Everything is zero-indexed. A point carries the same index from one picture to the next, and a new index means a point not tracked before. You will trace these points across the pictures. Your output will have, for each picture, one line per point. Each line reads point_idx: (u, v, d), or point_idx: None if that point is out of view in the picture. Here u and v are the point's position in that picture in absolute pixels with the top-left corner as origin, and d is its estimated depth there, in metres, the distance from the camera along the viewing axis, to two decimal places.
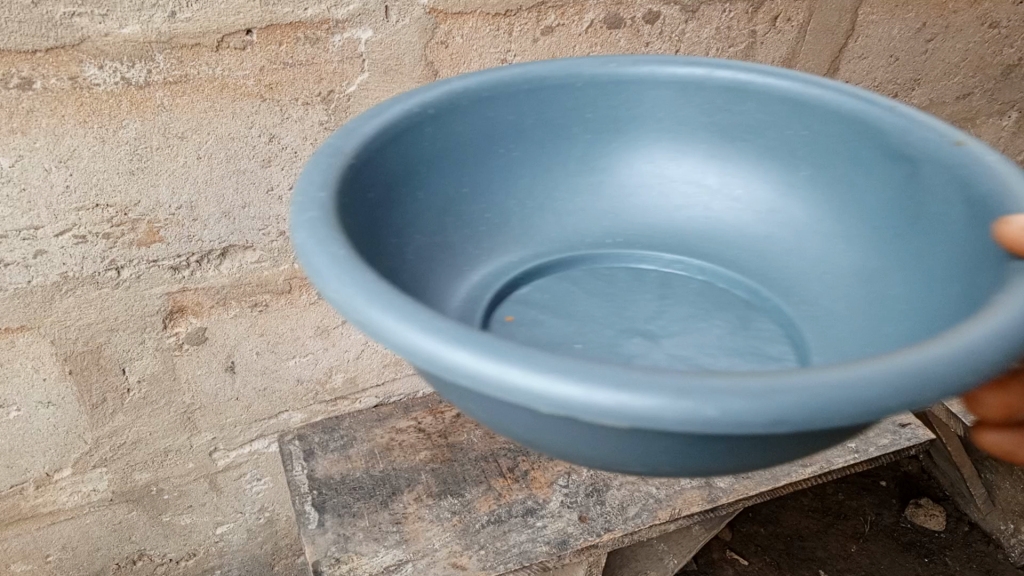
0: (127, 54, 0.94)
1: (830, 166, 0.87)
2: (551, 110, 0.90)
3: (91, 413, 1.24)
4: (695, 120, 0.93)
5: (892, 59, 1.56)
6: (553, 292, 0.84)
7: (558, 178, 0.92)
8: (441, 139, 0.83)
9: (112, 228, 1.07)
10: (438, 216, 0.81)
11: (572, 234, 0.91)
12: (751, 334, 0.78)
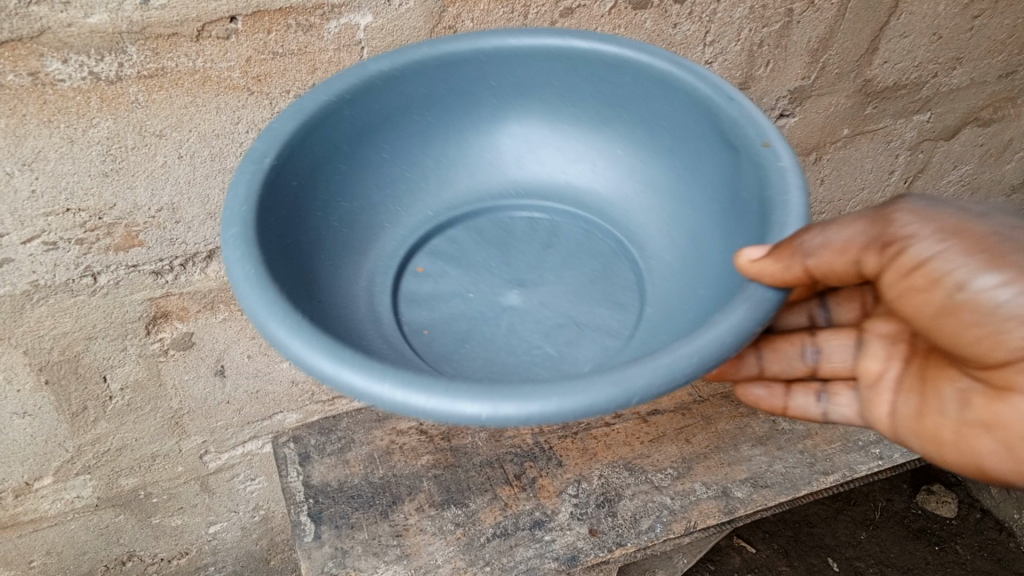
0: (95, 46, 0.83)
1: (685, 141, 0.86)
2: (451, 81, 0.89)
3: (71, 421, 1.16)
4: (585, 91, 0.91)
5: (935, 38, 1.44)
6: (459, 241, 0.89)
7: (465, 144, 0.93)
8: (355, 122, 0.84)
9: (86, 234, 0.97)
10: (349, 192, 0.85)
11: (481, 186, 0.94)
12: (608, 282, 0.84)
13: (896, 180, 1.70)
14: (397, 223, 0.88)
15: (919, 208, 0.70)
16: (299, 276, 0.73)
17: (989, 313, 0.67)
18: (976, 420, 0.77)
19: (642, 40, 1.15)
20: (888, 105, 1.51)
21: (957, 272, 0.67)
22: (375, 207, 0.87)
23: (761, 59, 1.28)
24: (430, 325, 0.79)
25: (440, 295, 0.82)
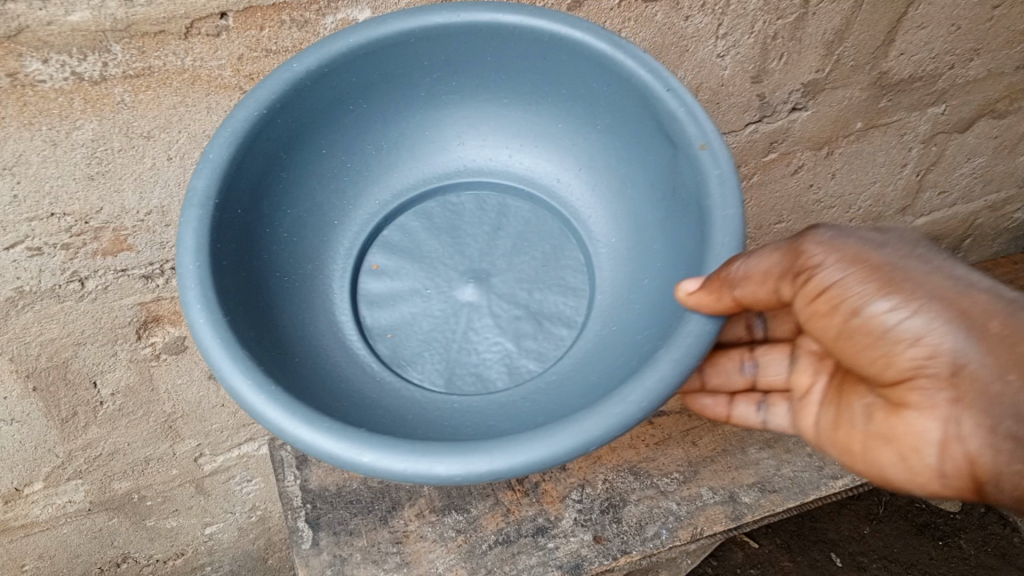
0: (78, 44, 0.78)
1: (626, 119, 0.84)
2: (387, 66, 0.83)
3: (61, 427, 1.12)
4: (527, 67, 0.86)
5: (954, 28, 1.39)
6: (413, 225, 0.87)
7: (408, 118, 0.89)
8: (288, 123, 0.79)
9: (72, 238, 0.93)
10: (297, 193, 0.83)
11: (428, 166, 0.91)
12: (559, 265, 0.84)
13: (908, 173, 1.66)
14: (353, 210, 0.87)
15: (832, 234, 0.71)
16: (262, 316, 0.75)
17: (882, 332, 0.68)
18: (879, 435, 0.75)
19: (652, 34, 1.11)
20: (903, 98, 1.47)
21: (854, 295, 0.68)
22: (326, 202, 0.85)
23: (774, 51, 1.23)
24: (394, 326, 0.81)
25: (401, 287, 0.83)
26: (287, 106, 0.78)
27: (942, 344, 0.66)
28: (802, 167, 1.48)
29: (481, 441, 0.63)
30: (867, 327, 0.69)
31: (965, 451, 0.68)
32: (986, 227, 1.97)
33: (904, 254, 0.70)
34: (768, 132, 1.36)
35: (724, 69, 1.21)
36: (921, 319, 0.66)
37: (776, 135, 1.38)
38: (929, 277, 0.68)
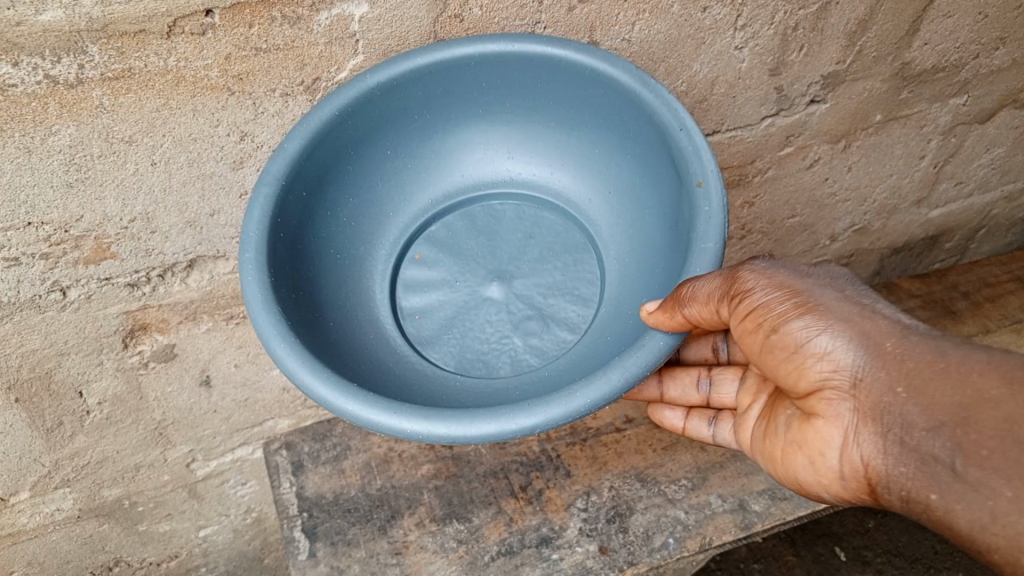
0: (50, 46, 0.73)
1: (649, 154, 0.87)
2: (452, 83, 0.88)
3: (47, 437, 1.08)
4: (578, 93, 0.89)
5: (980, 17, 1.33)
6: (454, 228, 0.93)
7: (464, 131, 0.94)
8: (355, 125, 0.85)
9: (51, 248, 0.88)
10: (352, 188, 0.88)
11: (485, 171, 0.96)
12: (576, 274, 0.89)
13: (926, 165, 1.60)
14: (401, 209, 0.93)
15: (769, 266, 0.77)
16: (309, 287, 0.81)
17: (793, 348, 0.73)
18: (797, 442, 0.79)
19: (668, 26, 1.04)
20: (925, 89, 1.40)
21: (771, 314, 0.73)
22: (380, 197, 0.91)
23: (795, 43, 1.17)
24: (420, 314, 0.87)
25: (431, 284, 0.89)
26: (356, 113, 0.84)
27: (846, 362, 0.71)
28: (819, 161, 1.42)
29: (448, 411, 0.70)
30: (784, 344, 0.74)
31: (861, 456, 0.71)
32: (1002, 219, 1.90)
33: (828, 288, 0.76)
34: (785, 126, 1.30)
35: (741, 62, 1.15)
36: (829, 339, 0.71)
37: (793, 128, 1.32)
38: (840, 304, 0.74)
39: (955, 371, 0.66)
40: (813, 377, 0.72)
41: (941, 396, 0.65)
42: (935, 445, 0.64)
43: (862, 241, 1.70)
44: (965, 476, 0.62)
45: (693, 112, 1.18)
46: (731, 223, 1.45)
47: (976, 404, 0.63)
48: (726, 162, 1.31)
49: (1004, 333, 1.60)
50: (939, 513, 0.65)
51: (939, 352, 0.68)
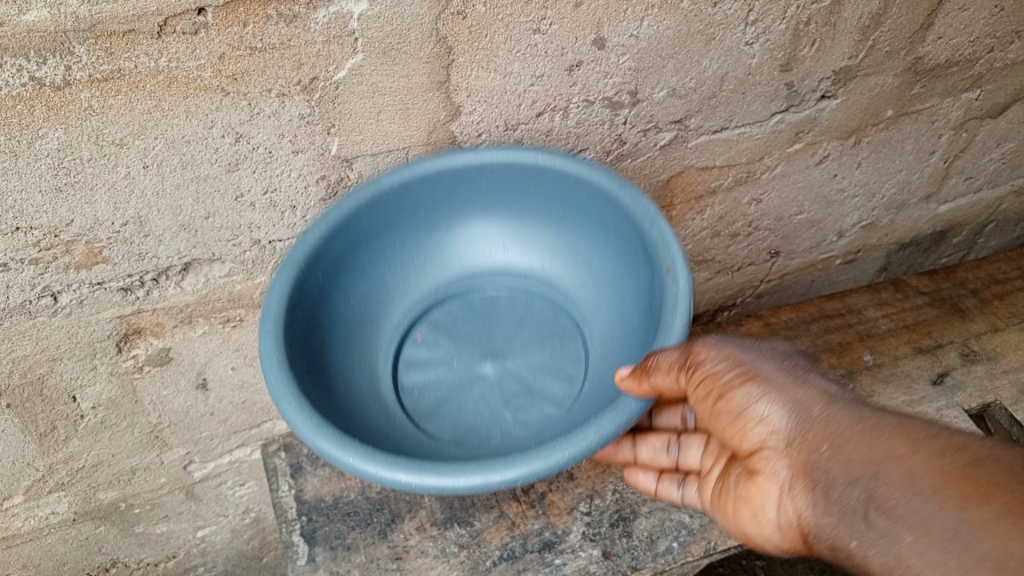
0: (35, 47, 0.70)
1: (627, 251, 0.98)
2: (454, 186, 1.00)
3: (40, 441, 1.05)
4: (565, 196, 1.01)
5: (996, 10, 1.30)
6: (453, 314, 1.05)
7: (463, 224, 1.06)
8: (369, 224, 0.97)
9: (40, 253, 0.85)
10: (364, 276, 1.00)
11: (482, 261, 1.08)
12: (560, 358, 1.01)
13: (936, 160, 1.57)
14: (406, 293, 1.05)
15: (719, 338, 0.83)
16: (323, 359, 0.92)
17: (736, 412, 0.78)
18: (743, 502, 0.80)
19: (676, 22, 1.01)
20: (937, 84, 1.37)
21: (718, 382, 0.79)
22: (389, 285, 1.03)
23: (807, 38, 1.13)
24: (419, 389, 0.99)
25: (431, 363, 1.02)
26: (370, 210, 0.95)
27: (782, 426, 0.76)
28: (828, 157, 1.39)
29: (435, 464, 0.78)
30: (729, 409, 0.78)
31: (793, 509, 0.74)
32: (1011, 213, 1.87)
33: (771, 360, 0.81)
34: (794, 122, 1.27)
35: (752, 58, 1.11)
36: (769, 408, 0.76)
37: (803, 125, 1.29)
38: (778, 376, 0.79)
39: (867, 431, 0.72)
40: (754, 439, 0.77)
41: (857, 453, 0.71)
42: (851, 496, 0.70)
43: (870, 236, 1.67)
44: (876, 525, 0.67)
45: (701, 109, 1.15)
46: (738, 220, 1.41)
47: (883, 461, 0.69)
48: (734, 158, 1.27)
49: (1013, 332, 1.57)
50: (858, 560, 0.69)
51: (857, 415, 0.73)
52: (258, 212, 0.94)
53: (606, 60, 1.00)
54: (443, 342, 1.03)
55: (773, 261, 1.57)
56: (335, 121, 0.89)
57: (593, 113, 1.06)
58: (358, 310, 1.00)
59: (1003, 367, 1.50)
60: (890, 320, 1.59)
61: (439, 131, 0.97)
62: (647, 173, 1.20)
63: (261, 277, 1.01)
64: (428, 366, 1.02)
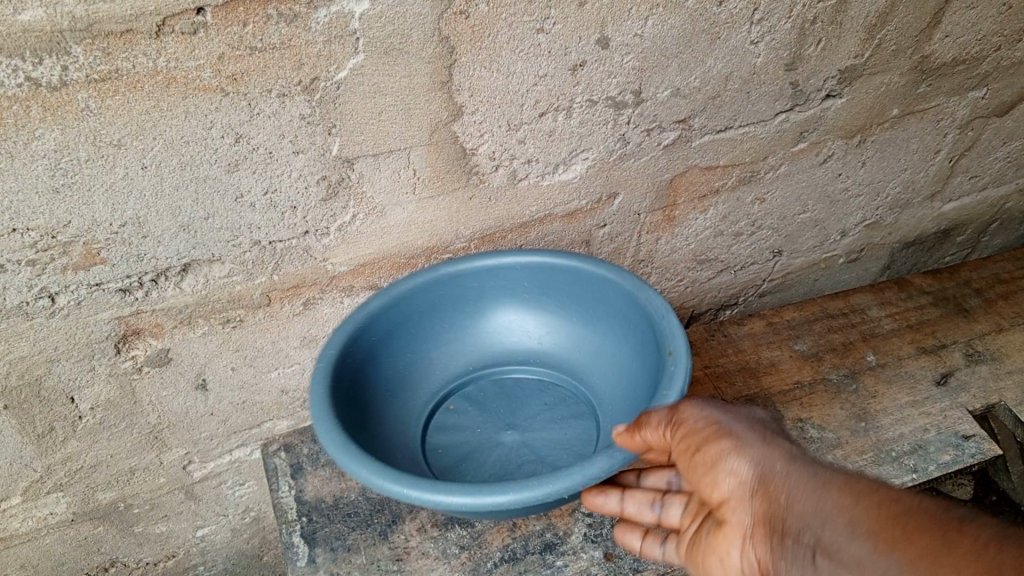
0: (31, 47, 0.69)
1: (641, 349, 1.02)
2: (497, 275, 1.10)
3: (38, 442, 1.05)
4: (592, 292, 1.09)
5: (1004, 8, 1.29)
6: (486, 392, 1.11)
7: (504, 312, 1.15)
8: (420, 300, 1.07)
9: (38, 254, 0.84)
10: (408, 347, 1.08)
11: (518, 351, 1.15)
12: (577, 440, 1.02)
13: (941, 159, 1.56)
14: (446, 370, 1.12)
15: (705, 401, 0.80)
16: (364, 413, 0.98)
17: (709, 464, 0.74)
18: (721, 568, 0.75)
19: (681, 21, 0.99)
20: (943, 83, 1.36)
21: (696, 436, 0.76)
22: (432, 360, 1.11)
23: (812, 37, 1.12)
24: (443, 449, 1.02)
25: (458, 428, 1.05)
26: (423, 288, 1.06)
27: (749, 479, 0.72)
28: (832, 157, 1.38)
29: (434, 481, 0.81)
30: (703, 463, 0.75)
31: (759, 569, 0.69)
32: (1015, 212, 1.86)
33: (748, 423, 0.78)
34: (799, 121, 1.26)
35: (757, 57, 1.10)
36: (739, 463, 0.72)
37: (807, 124, 1.28)
38: (752, 434, 0.75)
39: (819, 478, 0.68)
40: (722, 492, 0.73)
41: (807, 504, 0.67)
42: (801, 541, 0.66)
43: (873, 235, 1.66)
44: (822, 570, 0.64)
45: (705, 108, 1.14)
46: (742, 219, 1.40)
47: (828, 509, 0.66)
48: (738, 158, 1.26)
49: (1017, 332, 1.57)
50: None
51: (815, 469, 0.70)
52: (258, 213, 0.93)
53: (610, 59, 0.99)
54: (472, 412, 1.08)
55: (776, 261, 1.56)
56: (336, 121, 0.88)
57: (597, 112, 1.05)
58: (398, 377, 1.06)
59: (1007, 367, 1.50)
60: (894, 320, 1.58)
61: (441, 132, 0.95)
62: (650, 173, 1.19)
63: (261, 279, 1.00)
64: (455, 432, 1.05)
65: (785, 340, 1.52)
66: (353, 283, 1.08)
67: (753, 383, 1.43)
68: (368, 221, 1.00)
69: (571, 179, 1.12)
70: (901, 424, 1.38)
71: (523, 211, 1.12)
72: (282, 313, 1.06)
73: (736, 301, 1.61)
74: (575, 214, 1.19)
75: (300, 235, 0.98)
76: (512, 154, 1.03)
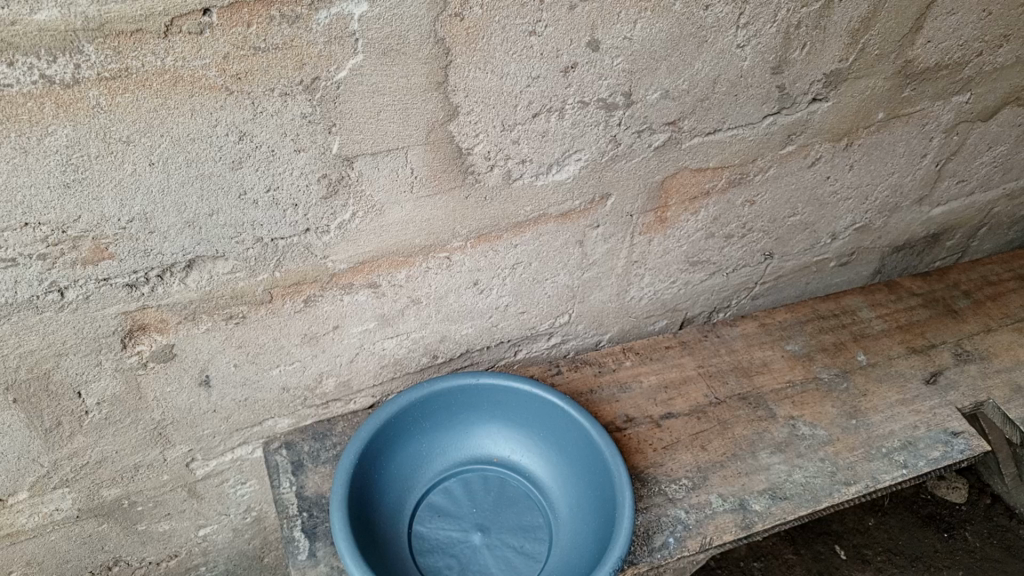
0: (45, 45, 0.72)
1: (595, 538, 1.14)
2: (528, 402, 1.25)
3: (45, 437, 1.07)
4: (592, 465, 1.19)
5: (985, 14, 1.32)
6: (480, 483, 1.26)
7: (517, 432, 1.28)
8: (458, 404, 1.25)
9: (48, 248, 0.87)
10: (583, 503, 1.20)
11: (513, 468, 1.27)
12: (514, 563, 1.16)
13: (928, 163, 1.59)
14: (454, 462, 1.27)
15: None
16: (384, 468, 1.19)
17: None
18: None
19: (669, 24, 1.03)
20: (927, 87, 1.40)
21: None
22: (445, 448, 1.26)
23: (798, 41, 1.16)
24: (429, 514, 1.21)
25: (506, 502, 1.24)
26: (461, 393, 1.24)
27: None
28: (820, 160, 1.41)
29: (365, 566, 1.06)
30: None
31: None
32: (1004, 216, 1.90)
33: None
34: (786, 124, 1.29)
35: (743, 61, 1.14)
36: None
37: (795, 127, 1.31)
38: None
39: None
40: None
41: None
42: None
43: (863, 239, 1.69)
44: None
45: (694, 111, 1.17)
46: (733, 222, 1.43)
47: None
48: (727, 160, 1.30)
49: (1006, 332, 1.60)
50: None
51: None
52: (262, 210, 0.96)
53: (601, 62, 1.02)
54: (485, 497, 1.25)
55: (768, 263, 1.59)
56: (336, 121, 0.91)
57: (589, 114, 1.08)
58: (551, 472, 1.26)
59: (996, 367, 1.53)
60: (885, 320, 1.61)
61: (438, 131, 0.99)
62: (641, 173, 1.23)
63: (264, 275, 1.03)
64: (451, 505, 1.23)
65: (776, 340, 1.55)
66: (353, 280, 1.11)
67: (746, 381, 1.46)
68: (367, 219, 1.04)
69: (564, 180, 1.15)
70: (891, 421, 1.41)
71: (518, 210, 1.16)
72: (283, 310, 1.09)
73: (729, 303, 1.63)
74: (570, 214, 1.22)
75: (301, 232, 1.01)
76: (507, 154, 1.07)
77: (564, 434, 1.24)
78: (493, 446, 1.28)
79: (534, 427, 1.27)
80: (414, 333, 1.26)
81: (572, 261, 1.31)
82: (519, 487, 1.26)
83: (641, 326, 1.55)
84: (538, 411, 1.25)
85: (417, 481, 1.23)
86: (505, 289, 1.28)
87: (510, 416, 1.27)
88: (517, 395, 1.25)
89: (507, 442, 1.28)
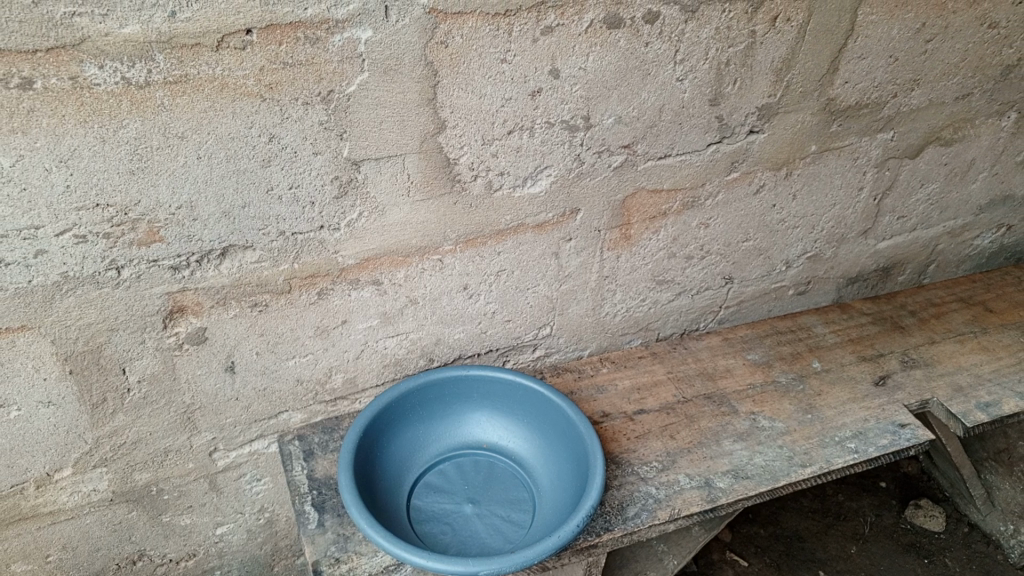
0: (128, 53, 0.94)
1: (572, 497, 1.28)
2: (512, 391, 1.42)
3: (91, 412, 1.24)
4: None
5: (892, 60, 1.56)
6: (471, 465, 1.41)
7: (503, 419, 1.44)
8: (449, 394, 1.42)
9: (112, 228, 1.07)
10: (562, 475, 1.35)
11: (500, 452, 1.42)
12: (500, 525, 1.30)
13: (866, 196, 1.81)
14: (448, 447, 1.42)
15: None
16: (384, 447, 1.35)
17: None
18: None
19: (616, 58, 1.26)
20: (852, 123, 1.63)
21: None
22: (439, 434, 1.42)
23: (729, 77, 1.39)
24: (425, 489, 1.36)
25: (495, 481, 1.39)
26: (452, 383, 1.41)
27: None
28: (764, 187, 1.63)
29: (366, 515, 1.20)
30: None
31: None
32: (950, 255, 2.10)
33: None
34: (729, 152, 1.52)
35: (683, 92, 1.37)
36: None
37: (736, 155, 1.53)
38: None
39: None
40: None
41: None
42: None
43: (817, 268, 1.88)
44: None
45: (645, 136, 1.40)
46: (691, 243, 1.63)
47: None
48: (679, 183, 1.51)
49: (947, 343, 1.77)
50: None
51: None
52: (285, 206, 1.17)
53: (562, 88, 1.25)
54: (476, 478, 1.39)
55: (729, 287, 1.78)
56: (347, 129, 1.13)
57: (555, 133, 1.30)
58: (534, 454, 1.41)
59: (938, 371, 1.69)
60: (837, 336, 1.79)
61: (430, 142, 1.21)
62: (605, 191, 1.44)
63: (284, 265, 1.23)
64: (446, 483, 1.38)
65: (738, 353, 1.73)
66: (359, 276, 1.31)
67: (711, 385, 1.62)
68: (372, 218, 1.24)
69: (538, 193, 1.37)
70: (843, 415, 1.56)
71: (499, 219, 1.36)
72: (300, 300, 1.28)
73: (697, 325, 1.81)
74: (545, 225, 1.43)
75: (317, 228, 1.21)
76: (488, 166, 1.29)
77: (545, 418, 1.40)
78: (482, 433, 1.44)
79: (519, 415, 1.43)
80: (412, 333, 1.44)
81: (550, 272, 1.51)
82: (507, 468, 1.41)
83: (617, 342, 1.72)
84: (521, 399, 1.42)
85: (414, 462, 1.38)
86: (491, 295, 1.47)
87: (497, 406, 1.43)
88: (503, 385, 1.42)
89: (494, 430, 1.44)
